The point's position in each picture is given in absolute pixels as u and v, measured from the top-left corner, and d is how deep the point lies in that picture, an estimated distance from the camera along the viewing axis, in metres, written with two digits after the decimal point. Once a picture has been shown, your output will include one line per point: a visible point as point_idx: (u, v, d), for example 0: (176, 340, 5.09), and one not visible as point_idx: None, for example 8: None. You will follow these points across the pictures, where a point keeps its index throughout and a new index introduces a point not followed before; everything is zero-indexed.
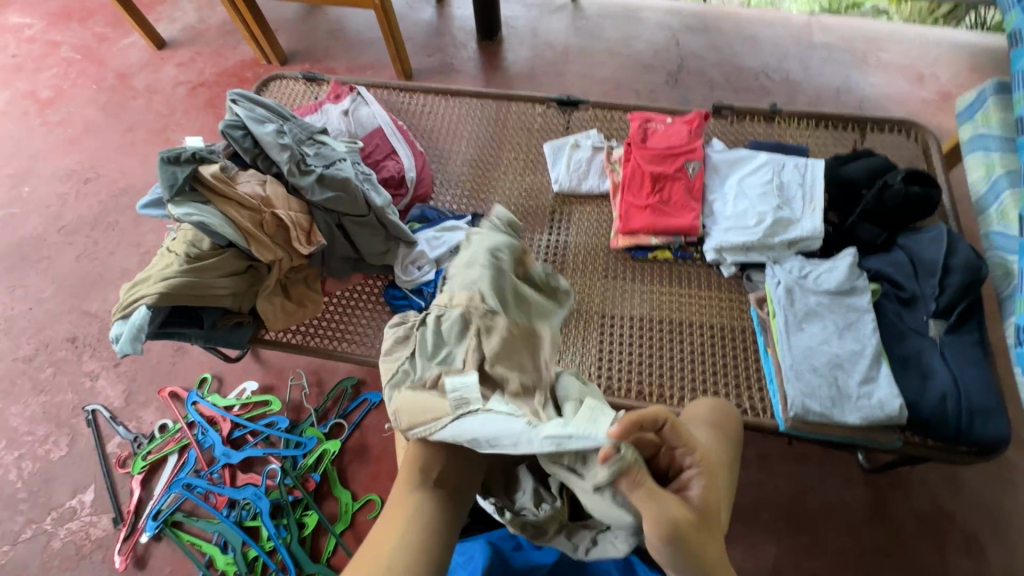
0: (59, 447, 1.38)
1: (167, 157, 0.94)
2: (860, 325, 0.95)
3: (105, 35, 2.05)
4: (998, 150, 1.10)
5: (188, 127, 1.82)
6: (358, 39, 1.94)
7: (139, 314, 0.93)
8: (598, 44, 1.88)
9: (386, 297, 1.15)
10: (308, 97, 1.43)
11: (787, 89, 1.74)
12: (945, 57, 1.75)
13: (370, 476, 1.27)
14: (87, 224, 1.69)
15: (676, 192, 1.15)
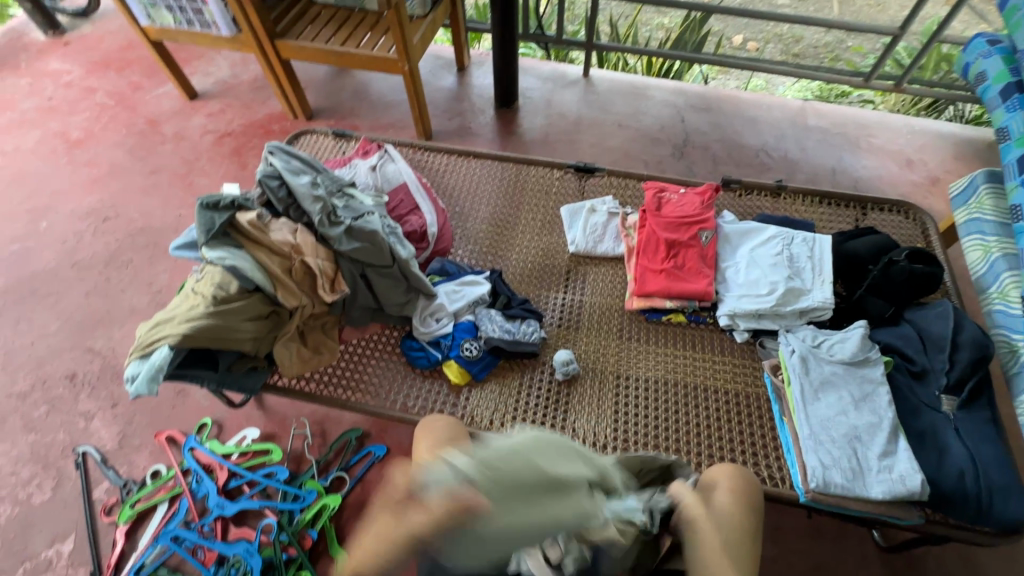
0: (43, 490, 1.31)
1: (207, 203, 0.98)
2: (876, 397, 0.96)
3: (141, 84, 2.15)
4: (993, 234, 1.16)
5: (212, 173, 1.88)
6: (382, 101, 2.05)
7: (158, 354, 0.92)
8: (608, 117, 2.00)
9: (402, 347, 1.15)
10: (336, 152, 1.50)
11: (786, 167, 1.85)
12: (932, 145, 1.88)
13: (369, 535, 1.22)
14: (101, 260, 1.70)
15: (690, 259, 1.19)
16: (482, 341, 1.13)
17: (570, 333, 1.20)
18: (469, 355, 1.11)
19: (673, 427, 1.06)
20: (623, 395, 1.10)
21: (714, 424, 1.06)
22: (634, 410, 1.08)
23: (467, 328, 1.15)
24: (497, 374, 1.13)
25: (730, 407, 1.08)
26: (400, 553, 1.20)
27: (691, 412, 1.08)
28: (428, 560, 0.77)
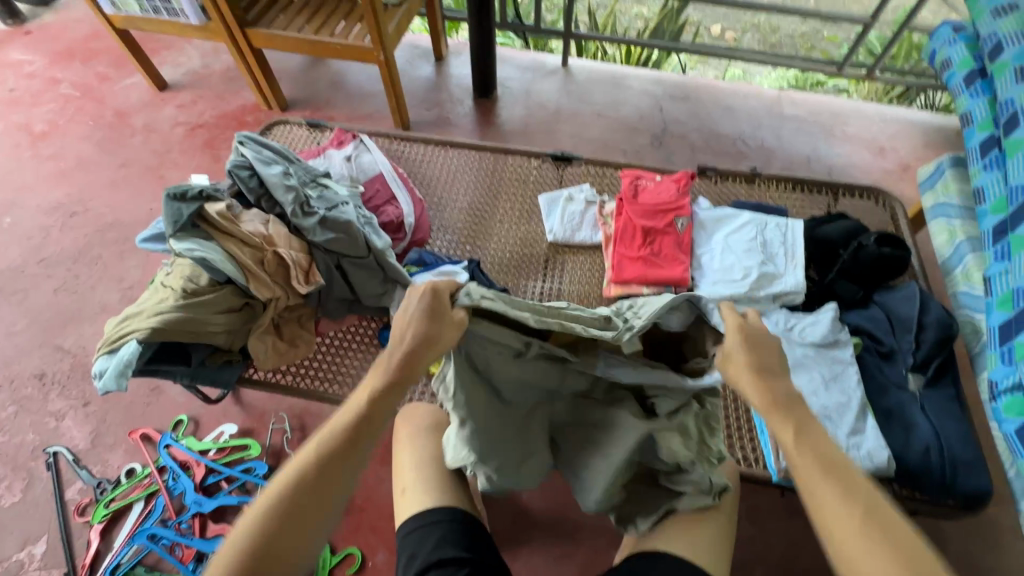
0: (12, 492, 1.28)
1: (174, 194, 0.97)
2: (845, 376, 0.99)
3: (107, 74, 2.09)
4: (958, 217, 1.19)
5: (184, 166, 1.84)
6: (358, 91, 2.02)
7: (128, 349, 0.90)
8: (587, 106, 2.00)
9: (380, 339, 1.15)
10: (310, 142, 1.47)
11: (762, 155, 1.87)
12: (903, 133, 1.91)
13: (351, 527, 1.21)
14: (70, 257, 1.65)
15: (666, 246, 1.20)
16: None
17: None
18: None
19: None
20: None
21: None
22: None
23: None
24: None
25: None
26: (383, 543, 1.19)
27: None
28: (407, 547, 0.78)
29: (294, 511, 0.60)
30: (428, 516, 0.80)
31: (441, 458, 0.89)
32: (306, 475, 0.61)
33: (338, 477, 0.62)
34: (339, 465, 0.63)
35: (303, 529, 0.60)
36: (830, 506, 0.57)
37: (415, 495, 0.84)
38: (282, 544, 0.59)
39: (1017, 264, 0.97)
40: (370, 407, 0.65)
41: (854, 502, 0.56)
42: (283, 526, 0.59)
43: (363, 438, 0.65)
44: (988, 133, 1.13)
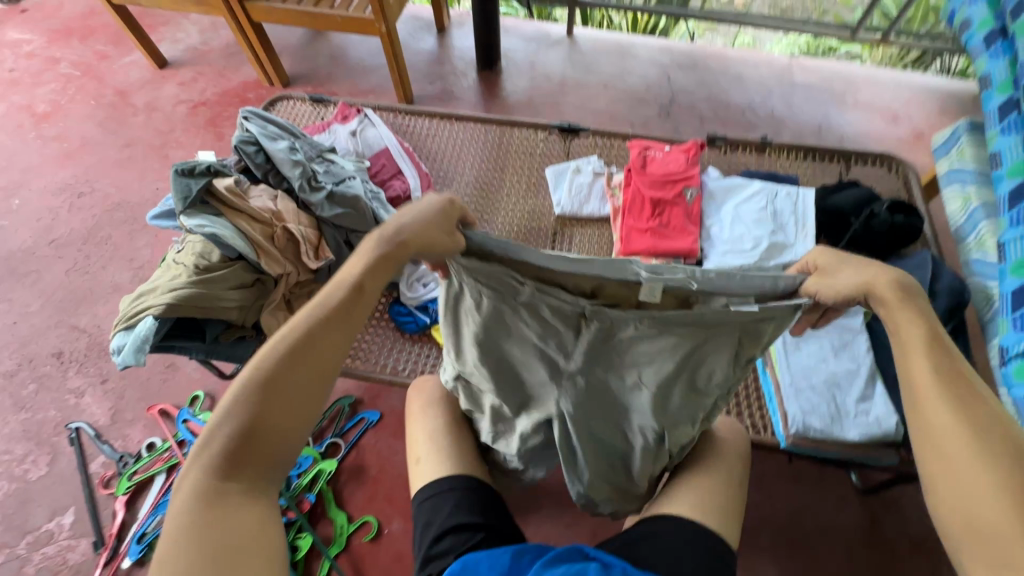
0: (38, 466, 1.32)
1: (181, 169, 0.97)
2: (856, 344, 0.99)
3: (107, 53, 2.06)
4: (973, 184, 1.17)
5: (189, 145, 1.83)
6: (360, 65, 1.99)
7: (144, 325, 0.92)
8: (593, 77, 1.96)
9: (390, 313, 1.16)
10: (314, 118, 1.46)
11: (772, 125, 1.83)
12: (917, 99, 1.87)
13: (366, 498, 1.24)
14: (79, 238, 1.66)
15: (675, 217, 1.20)
16: None
17: None
18: None
19: None
20: None
21: None
22: None
23: None
24: None
25: None
26: (398, 512, 1.23)
27: None
28: (423, 513, 0.81)
29: (276, 394, 0.53)
30: (443, 484, 0.82)
31: (454, 429, 0.91)
32: (281, 363, 0.54)
33: (317, 365, 0.56)
34: (284, 396, 0.53)
35: (298, 407, 0.54)
36: (943, 429, 0.52)
37: (429, 463, 0.87)
38: (266, 429, 0.52)
39: None
40: (350, 297, 0.60)
41: (975, 445, 0.51)
42: (264, 412, 0.52)
43: (341, 329, 0.58)
44: (1006, 96, 1.10)
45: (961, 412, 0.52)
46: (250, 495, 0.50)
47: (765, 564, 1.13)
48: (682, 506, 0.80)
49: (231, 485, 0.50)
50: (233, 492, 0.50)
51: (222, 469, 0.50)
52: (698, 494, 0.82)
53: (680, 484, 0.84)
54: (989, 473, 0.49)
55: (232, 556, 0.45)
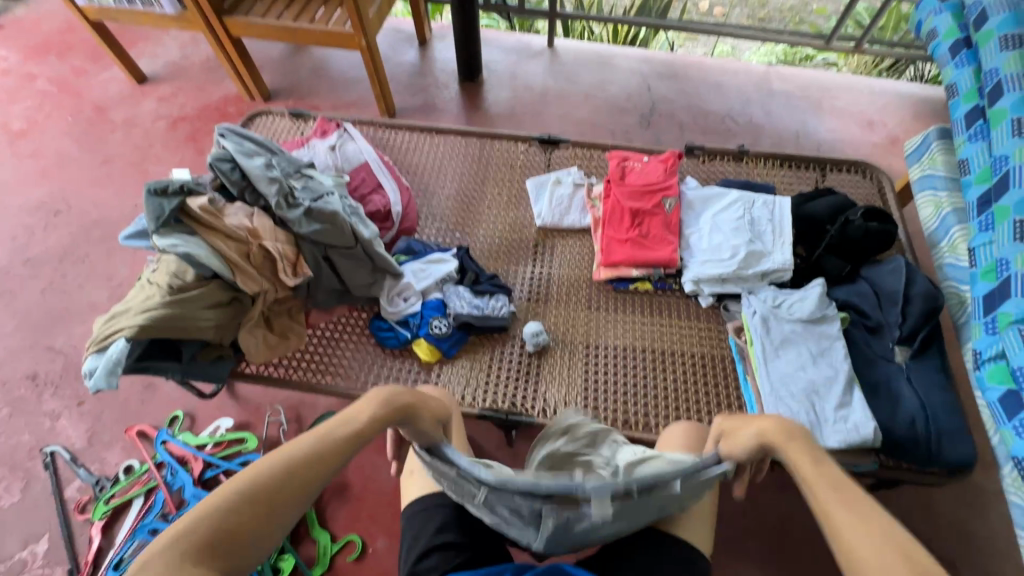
0: (11, 493, 1.29)
1: (154, 188, 0.95)
2: (833, 351, 1.00)
3: (84, 68, 2.04)
4: (944, 189, 1.19)
5: (168, 160, 1.81)
6: (342, 78, 1.99)
7: (115, 347, 0.90)
8: (574, 88, 1.97)
9: (372, 328, 1.15)
10: (294, 133, 1.45)
11: (751, 132, 1.86)
12: (891, 106, 1.91)
13: (350, 516, 1.23)
14: (56, 257, 1.63)
15: (654, 227, 1.20)
16: (451, 317, 1.13)
17: (540, 306, 1.21)
18: (439, 333, 1.11)
19: (642, 390, 1.09)
20: (592, 362, 1.12)
21: (682, 386, 1.09)
22: (604, 375, 1.10)
23: (436, 307, 1.14)
24: (468, 350, 1.15)
25: (699, 370, 1.11)
26: (383, 530, 1.21)
27: (658, 376, 1.10)
28: (411, 527, 0.80)
29: (270, 501, 0.55)
30: (434, 499, 0.81)
31: None
32: (291, 469, 0.57)
33: (319, 480, 0.59)
34: (266, 530, 0.54)
35: (272, 519, 0.55)
36: (823, 494, 0.57)
37: (420, 476, 0.85)
38: (247, 528, 0.53)
39: (1000, 234, 0.98)
40: (371, 421, 0.65)
41: (874, 532, 0.53)
42: (253, 514, 0.54)
43: (361, 442, 0.64)
44: (972, 104, 1.13)
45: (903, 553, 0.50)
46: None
47: (751, 573, 1.13)
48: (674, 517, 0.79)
49: None
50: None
51: (196, 557, 0.49)
52: (688, 504, 0.82)
53: None
54: (873, 538, 0.52)
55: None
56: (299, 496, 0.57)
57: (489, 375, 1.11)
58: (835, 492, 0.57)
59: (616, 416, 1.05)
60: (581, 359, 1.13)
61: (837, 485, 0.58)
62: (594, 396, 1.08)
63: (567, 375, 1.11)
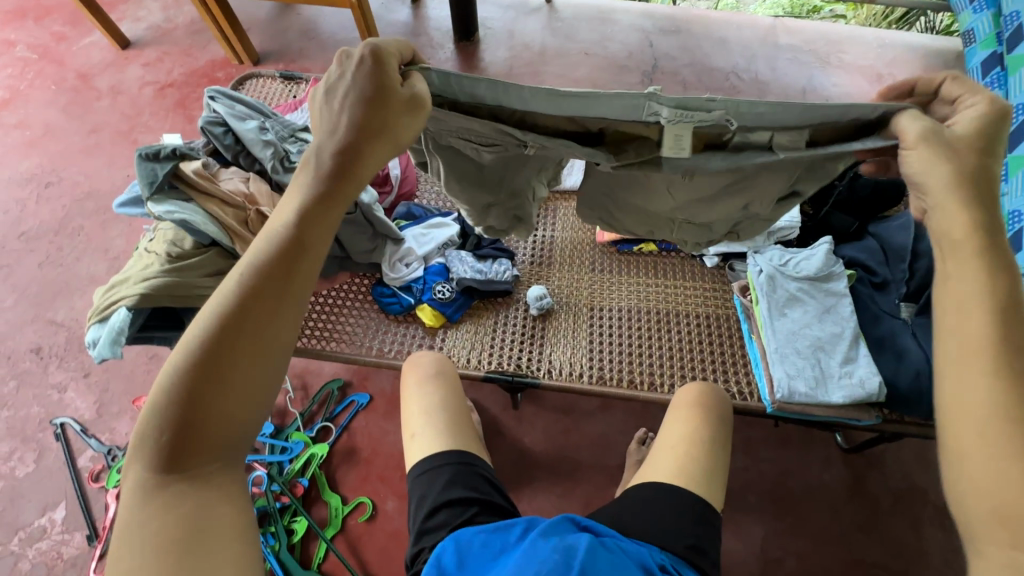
0: (25, 463, 1.31)
1: (145, 153, 0.93)
2: (839, 308, 1.00)
3: (65, 34, 1.97)
4: None
5: (157, 129, 1.76)
6: (332, 39, 1.91)
7: (117, 317, 0.89)
8: (573, 45, 1.91)
9: (374, 295, 1.15)
10: (286, 96, 1.40)
11: (756, 88, 1.80)
12: (901, 58, 1.84)
13: (359, 478, 1.25)
14: (50, 230, 1.61)
15: None
16: (454, 282, 1.13)
17: (543, 270, 1.20)
18: (442, 298, 1.11)
19: (647, 351, 1.09)
20: (597, 324, 1.12)
21: (686, 346, 1.09)
22: (609, 336, 1.10)
23: (438, 272, 1.15)
24: (472, 314, 1.15)
25: (703, 330, 1.11)
26: (392, 491, 1.23)
27: (662, 337, 1.11)
28: (418, 488, 0.81)
29: (214, 371, 0.46)
30: (437, 459, 0.82)
31: (446, 404, 0.91)
32: (219, 331, 0.46)
33: (271, 326, 0.48)
34: (238, 347, 0.47)
35: (233, 390, 0.46)
36: (970, 335, 0.45)
37: (422, 439, 0.86)
38: (202, 413, 0.46)
39: (1015, 185, 0.96)
40: (302, 225, 0.51)
41: (1016, 398, 0.42)
42: (203, 391, 0.45)
43: (308, 252, 0.51)
44: (990, 50, 1.09)
45: (1007, 425, 0.42)
46: (198, 487, 0.46)
47: (753, 525, 1.16)
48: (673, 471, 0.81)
49: (169, 488, 0.45)
50: (183, 489, 0.45)
51: (162, 463, 0.45)
52: (688, 458, 0.83)
53: (670, 449, 0.85)
54: (1006, 395, 0.43)
55: (205, 539, 0.44)
56: (249, 311, 0.47)
57: (492, 339, 1.11)
58: (983, 333, 0.45)
59: (621, 377, 1.05)
60: (581, 321, 1.13)
61: (1018, 348, 0.44)
62: (600, 357, 1.08)
63: (571, 337, 1.11)
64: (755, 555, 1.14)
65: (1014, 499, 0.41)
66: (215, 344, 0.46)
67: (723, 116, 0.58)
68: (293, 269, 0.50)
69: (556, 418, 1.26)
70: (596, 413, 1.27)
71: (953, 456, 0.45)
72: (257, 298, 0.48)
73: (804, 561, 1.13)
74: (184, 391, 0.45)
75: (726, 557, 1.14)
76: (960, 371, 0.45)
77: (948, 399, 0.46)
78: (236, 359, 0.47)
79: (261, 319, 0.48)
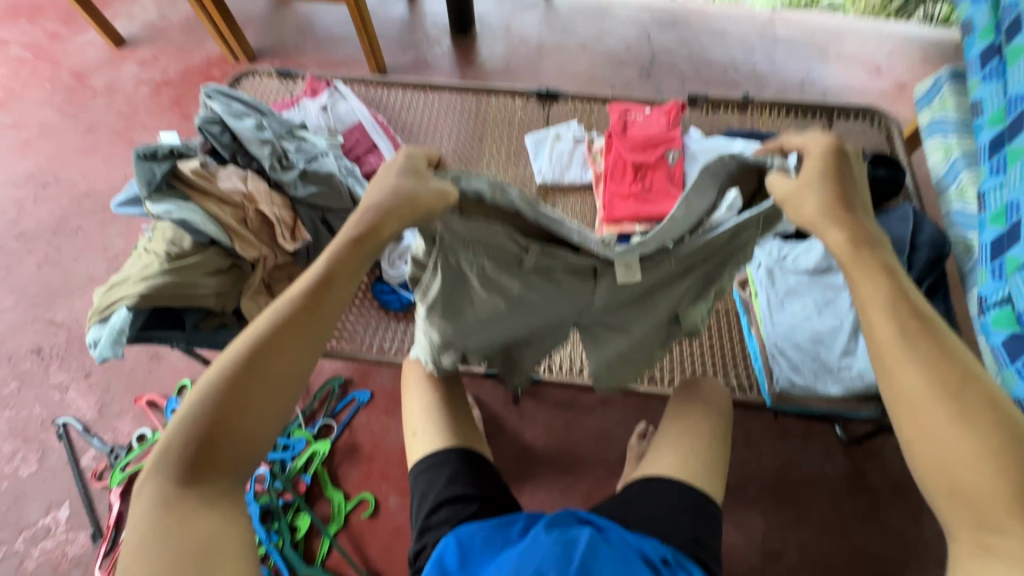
0: (28, 464, 1.31)
1: (143, 153, 0.94)
2: (840, 301, 0.99)
3: (59, 32, 1.95)
4: (954, 133, 1.16)
5: (154, 128, 1.75)
6: (328, 36, 1.90)
7: (117, 317, 0.89)
8: (571, 40, 1.90)
9: (374, 292, 1.15)
10: (283, 94, 1.40)
11: (754, 81, 1.80)
12: (899, 50, 1.84)
13: (362, 475, 1.25)
14: (48, 230, 1.61)
15: (658, 180, 1.18)
16: None
17: None
18: None
19: None
20: None
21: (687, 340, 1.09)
22: None
23: None
24: None
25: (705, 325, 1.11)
26: (394, 488, 1.24)
27: None
28: (419, 486, 0.81)
29: (241, 397, 0.50)
30: (438, 456, 0.83)
31: (446, 401, 0.91)
32: (249, 359, 0.51)
33: (292, 354, 0.53)
34: (263, 376, 0.52)
35: (252, 412, 0.51)
36: (877, 325, 0.52)
37: (423, 437, 0.87)
38: (228, 433, 0.50)
39: (1011, 177, 0.96)
40: (332, 267, 0.56)
41: (955, 392, 0.47)
42: (228, 414, 0.50)
43: (333, 290, 0.56)
44: (988, 41, 1.09)
45: (949, 400, 0.47)
46: (211, 504, 0.48)
47: (754, 517, 1.17)
48: (674, 465, 0.81)
49: (189, 500, 0.48)
50: (201, 504, 0.48)
51: (182, 476, 0.48)
52: (688, 452, 0.83)
53: (671, 443, 0.85)
54: (925, 371, 0.49)
55: (212, 553, 0.46)
56: (281, 343, 0.53)
57: None
58: (885, 322, 0.51)
59: None
60: None
61: (916, 322, 0.51)
62: None
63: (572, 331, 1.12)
64: (756, 547, 1.15)
65: (964, 464, 0.46)
66: (246, 373, 0.51)
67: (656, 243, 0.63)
68: (320, 308, 0.55)
69: (557, 414, 1.27)
70: (597, 408, 1.27)
71: (905, 439, 0.49)
72: (284, 332, 0.53)
73: (804, 551, 1.14)
74: (215, 415, 0.50)
75: (727, 549, 1.15)
76: (890, 363, 0.51)
77: (892, 394, 0.51)
78: (261, 385, 0.51)
79: (288, 350, 0.53)
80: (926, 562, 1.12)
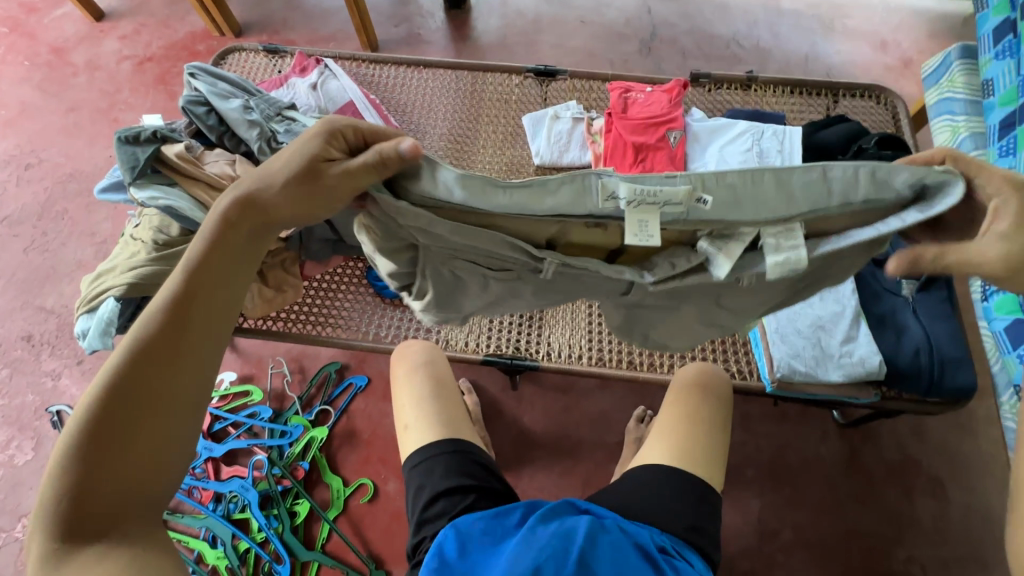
0: (24, 451, 1.30)
1: (124, 136, 0.89)
2: (841, 287, 0.99)
3: (35, 5, 1.87)
4: (963, 113, 1.13)
5: (139, 107, 1.70)
6: (317, 9, 1.83)
7: (106, 308, 0.87)
8: (569, 13, 1.83)
9: (369, 279, 1.13)
10: (271, 71, 1.35)
11: (757, 57, 1.75)
12: (907, 24, 1.79)
13: (360, 460, 1.25)
14: (33, 214, 1.57)
15: (659, 162, 1.13)
16: None
17: None
18: None
19: None
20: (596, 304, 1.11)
21: None
22: None
23: None
24: None
25: None
26: (393, 472, 1.24)
27: None
28: (414, 480, 0.81)
29: (117, 432, 0.48)
30: (431, 449, 0.82)
31: (438, 393, 0.91)
32: (115, 392, 0.48)
33: (172, 383, 0.51)
34: (140, 406, 0.49)
35: (141, 448, 0.49)
36: None
37: (416, 430, 0.86)
38: (101, 476, 0.47)
39: None
40: (189, 277, 0.53)
41: None
42: (101, 458, 0.47)
43: (196, 304, 0.53)
44: (1003, 17, 1.05)
45: None
46: (128, 542, 0.47)
47: (751, 499, 1.18)
48: (672, 455, 0.80)
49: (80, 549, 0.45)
50: (94, 553, 0.45)
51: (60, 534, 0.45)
52: (685, 441, 0.82)
53: (668, 431, 0.85)
54: None
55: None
56: (149, 369, 0.50)
57: (490, 322, 1.11)
58: None
59: (619, 358, 1.05)
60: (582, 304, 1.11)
61: None
62: (598, 339, 1.07)
63: (570, 319, 1.10)
64: (752, 527, 1.16)
65: None
66: (114, 406, 0.48)
67: (690, 190, 0.49)
68: (190, 323, 0.52)
69: (555, 398, 1.26)
70: (595, 392, 1.27)
71: None
72: (157, 353, 0.50)
73: (800, 532, 1.15)
74: (84, 460, 0.46)
75: (724, 530, 1.16)
76: None
77: None
78: (139, 415, 0.49)
79: (161, 372, 0.50)
80: (919, 540, 1.14)
